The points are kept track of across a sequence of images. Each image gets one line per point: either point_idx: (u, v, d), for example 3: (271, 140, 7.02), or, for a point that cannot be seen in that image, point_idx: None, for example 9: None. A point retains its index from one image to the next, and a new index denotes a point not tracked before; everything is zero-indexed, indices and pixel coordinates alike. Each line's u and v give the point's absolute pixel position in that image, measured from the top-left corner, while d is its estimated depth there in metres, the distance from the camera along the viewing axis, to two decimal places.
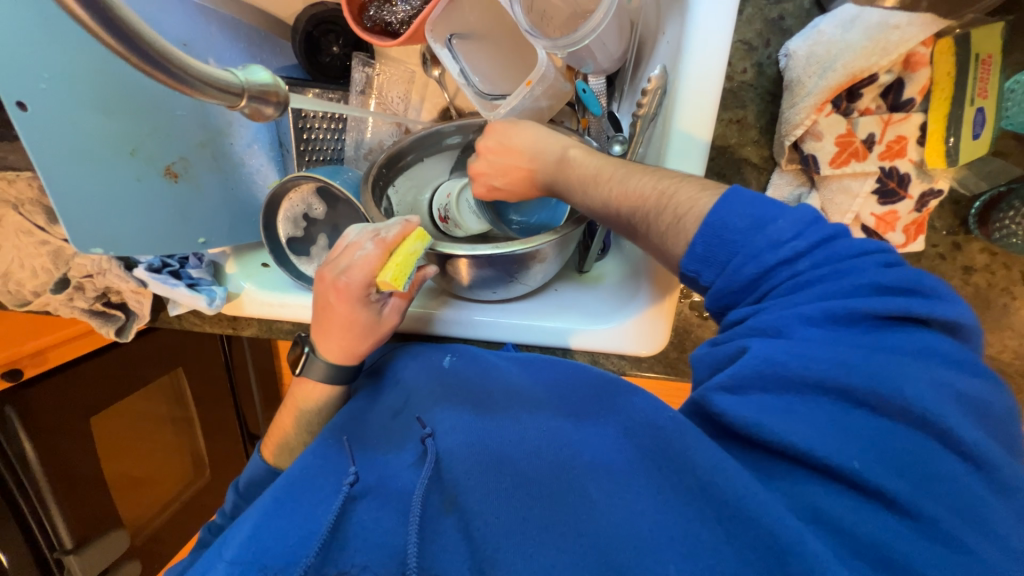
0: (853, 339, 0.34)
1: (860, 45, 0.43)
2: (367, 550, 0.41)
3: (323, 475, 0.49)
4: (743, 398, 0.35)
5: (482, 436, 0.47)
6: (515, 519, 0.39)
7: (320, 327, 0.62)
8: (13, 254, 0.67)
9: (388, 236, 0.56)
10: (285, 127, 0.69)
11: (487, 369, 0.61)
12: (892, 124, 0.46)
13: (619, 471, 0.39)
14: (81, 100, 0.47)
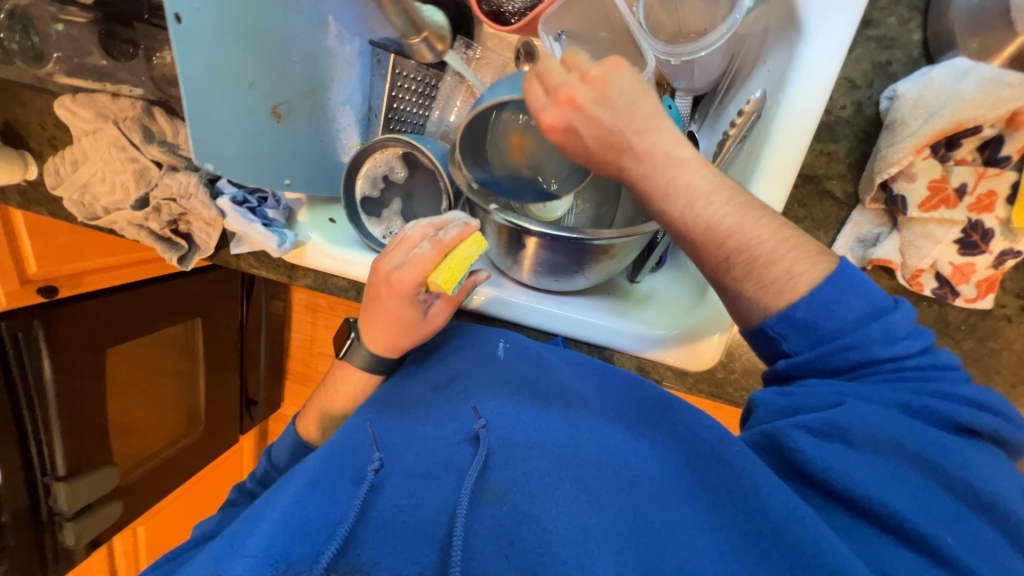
0: (899, 418, 0.40)
1: (971, 96, 0.44)
2: (396, 542, 0.39)
3: (358, 457, 0.48)
4: (825, 446, 0.40)
5: (529, 438, 0.47)
6: (572, 523, 0.39)
7: (368, 319, 0.66)
8: (98, 167, 0.69)
9: (446, 238, 0.57)
10: (377, 93, 0.70)
11: (541, 365, 0.60)
12: (986, 177, 0.48)
13: (681, 501, 0.43)
14: (221, 25, 0.49)
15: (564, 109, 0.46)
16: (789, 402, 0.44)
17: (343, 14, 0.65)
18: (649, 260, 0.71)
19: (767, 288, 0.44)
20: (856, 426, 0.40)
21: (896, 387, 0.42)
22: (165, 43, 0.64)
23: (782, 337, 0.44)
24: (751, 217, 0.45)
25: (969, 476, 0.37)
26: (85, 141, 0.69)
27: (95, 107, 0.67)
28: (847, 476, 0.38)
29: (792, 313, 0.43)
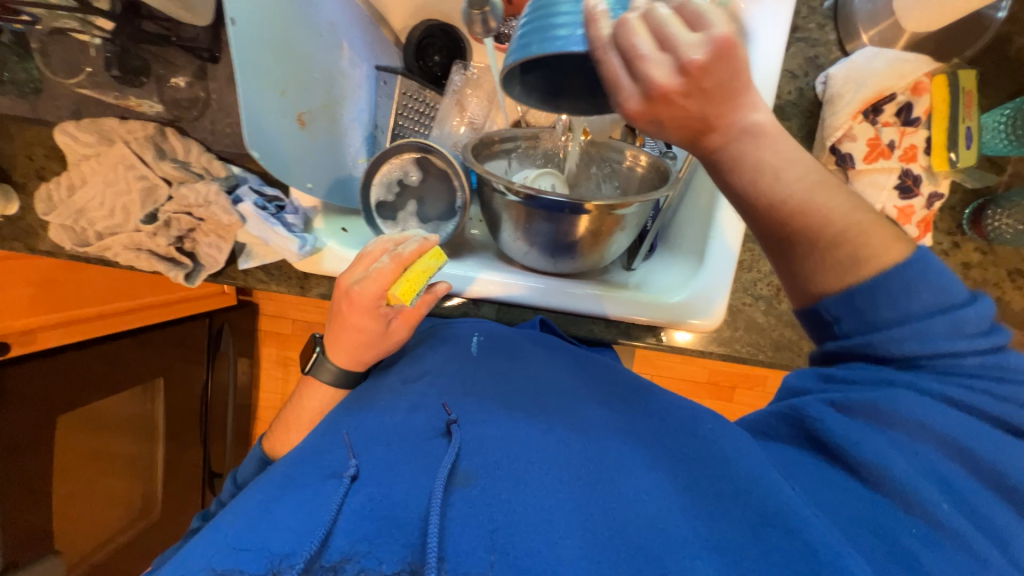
0: (935, 406, 0.43)
1: (882, 71, 0.58)
2: (356, 536, 0.35)
3: (331, 458, 0.44)
4: (842, 419, 0.45)
5: (500, 430, 0.46)
6: (551, 497, 0.40)
7: (332, 335, 0.66)
8: (98, 189, 0.68)
9: (404, 252, 0.62)
10: (383, 112, 0.77)
11: (515, 351, 0.65)
12: (907, 134, 0.60)
13: (655, 478, 0.44)
14: (261, 35, 0.55)
15: (651, 102, 0.40)
16: (819, 385, 0.50)
17: (353, 42, 0.72)
18: (642, 246, 0.78)
19: (832, 269, 0.44)
20: (848, 400, 0.46)
21: (943, 381, 0.43)
22: (181, 68, 0.67)
23: (836, 320, 0.46)
24: (823, 195, 0.43)
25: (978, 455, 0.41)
26: (85, 165, 0.68)
27: (101, 131, 0.67)
28: (851, 440, 0.44)
29: (849, 296, 0.44)
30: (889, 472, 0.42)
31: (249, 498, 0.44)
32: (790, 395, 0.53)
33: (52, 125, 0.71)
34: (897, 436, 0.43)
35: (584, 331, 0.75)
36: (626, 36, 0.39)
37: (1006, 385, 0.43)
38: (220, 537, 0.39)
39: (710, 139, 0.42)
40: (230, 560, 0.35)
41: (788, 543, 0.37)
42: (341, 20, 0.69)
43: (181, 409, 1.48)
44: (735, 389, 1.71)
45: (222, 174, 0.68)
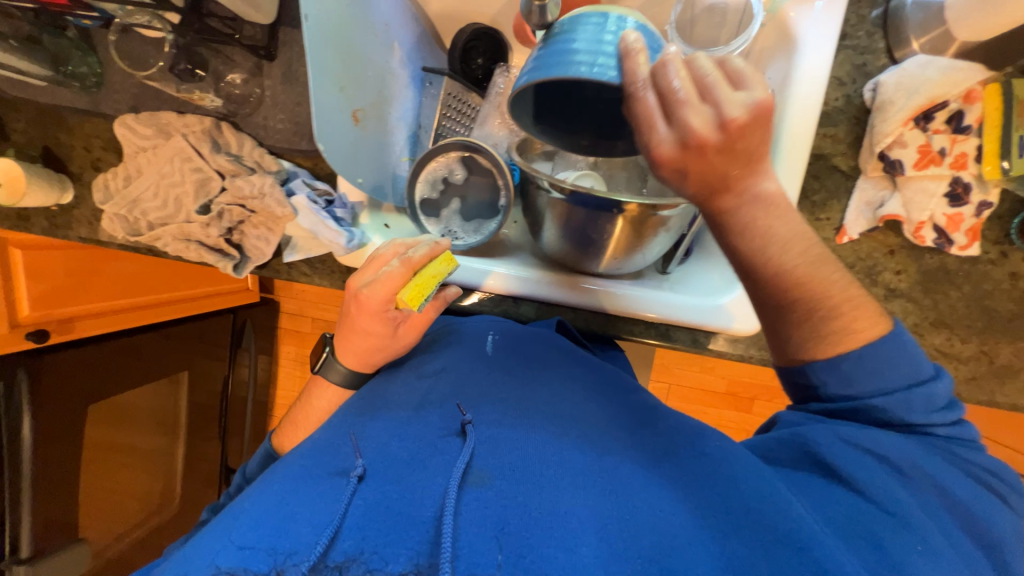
0: (901, 441, 0.49)
1: (935, 79, 0.58)
2: (372, 536, 0.37)
3: (340, 457, 0.46)
4: (842, 447, 0.49)
5: (514, 434, 0.47)
6: (560, 501, 0.41)
7: (342, 336, 0.66)
8: (153, 180, 0.70)
9: (415, 257, 0.60)
10: (427, 112, 0.79)
11: (526, 352, 0.65)
12: (957, 142, 0.60)
13: (665, 490, 0.45)
14: (325, 32, 0.57)
15: (685, 149, 0.44)
16: (805, 419, 0.55)
17: (403, 43, 0.73)
18: (678, 250, 0.77)
19: (829, 337, 0.52)
20: (842, 431, 0.50)
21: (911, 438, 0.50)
22: (239, 65, 0.69)
23: (823, 382, 0.53)
24: (824, 270, 0.51)
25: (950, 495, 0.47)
26: (141, 157, 0.70)
27: (159, 124, 0.69)
28: (836, 459, 0.48)
29: (838, 364, 0.52)
30: (875, 494, 0.46)
31: (262, 490, 0.46)
32: (783, 425, 0.56)
33: (109, 118, 0.73)
34: (880, 465, 0.48)
35: (625, 332, 0.76)
36: (665, 80, 0.43)
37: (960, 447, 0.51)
38: (232, 532, 0.40)
39: (724, 199, 0.47)
40: (243, 556, 0.37)
41: (788, 556, 0.40)
42: (394, 21, 0.71)
43: (203, 406, 1.49)
44: (754, 400, 1.68)
45: (273, 167, 0.69)
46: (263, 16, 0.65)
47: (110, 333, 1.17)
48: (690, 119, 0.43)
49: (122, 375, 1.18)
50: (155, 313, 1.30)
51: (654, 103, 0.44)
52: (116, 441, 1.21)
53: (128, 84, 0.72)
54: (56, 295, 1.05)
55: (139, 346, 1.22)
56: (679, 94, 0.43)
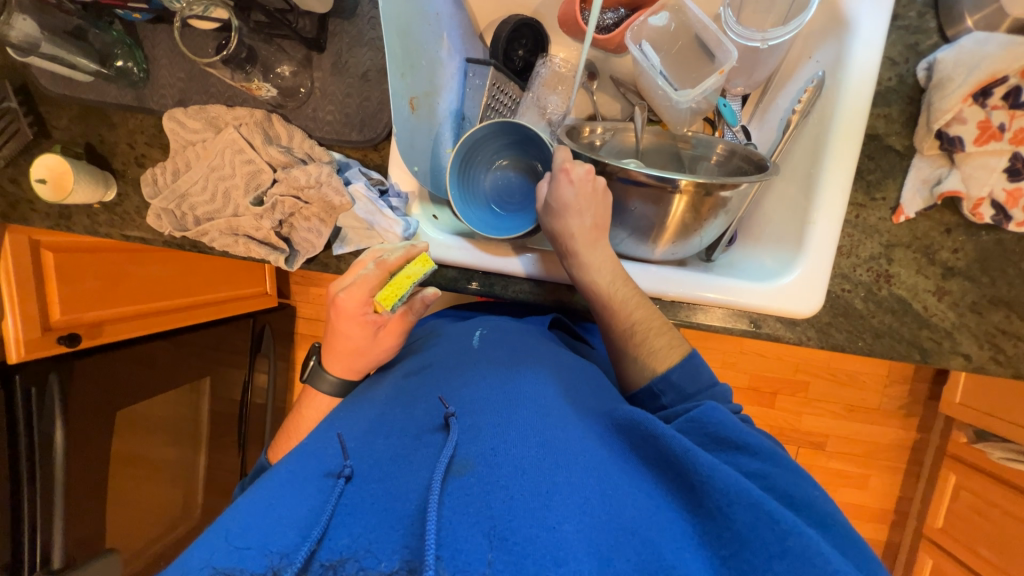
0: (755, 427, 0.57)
1: (997, 53, 0.58)
2: (361, 533, 0.37)
3: (326, 459, 0.47)
4: (729, 419, 0.53)
5: (494, 419, 0.47)
6: (541, 484, 0.40)
7: (328, 344, 0.66)
8: (202, 174, 0.69)
9: (389, 259, 0.61)
10: (471, 103, 0.79)
11: (510, 342, 0.66)
12: (1017, 117, 0.60)
13: (634, 473, 0.46)
14: (387, 17, 0.58)
15: (567, 211, 0.65)
16: (684, 409, 0.56)
17: (451, 34, 0.74)
18: (722, 238, 0.77)
19: (654, 354, 0.62)
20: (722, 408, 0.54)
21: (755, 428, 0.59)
22: (289, 58, 0.69)
23: (662, 393, 0.60)
24: None
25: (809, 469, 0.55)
26: (190, 150, 0.69)
27: (208, 118, 0.69)
28: (733, 433, 0.52)
29: (669, 375, 0.60)
30: (772, 454, 0.51)
31: (246, 499, 0.44)
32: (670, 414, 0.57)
33: (154, 112, 0.72)
34: (757, 438, 0.53)
35: (680, 317, 0.73)
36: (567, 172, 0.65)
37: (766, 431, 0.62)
38: (223, 531, 0.40)
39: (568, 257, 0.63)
40: (240, 554, 0.37)
41: (749, 515, 0.41)
42: (443, 12, 0.72)
43: (226, 413, 1.46)
44: (777, 395, 1.64)
45: (325, 158, 0.69)
46: (320, 6, 0.64)
47: (140, 335, 1.17)
48: (576, 185, 0.65)
49: (149, 380, 1.16)
50: (184, 316, 1.30)
51: (557, 184, 0.65)
52: (141, 448, 1.19)
53: (175, 78, 0.71)
54: (88, 297, 1.06)
55: (164, 351, 1.20)
56: (566, 167, 0.65)
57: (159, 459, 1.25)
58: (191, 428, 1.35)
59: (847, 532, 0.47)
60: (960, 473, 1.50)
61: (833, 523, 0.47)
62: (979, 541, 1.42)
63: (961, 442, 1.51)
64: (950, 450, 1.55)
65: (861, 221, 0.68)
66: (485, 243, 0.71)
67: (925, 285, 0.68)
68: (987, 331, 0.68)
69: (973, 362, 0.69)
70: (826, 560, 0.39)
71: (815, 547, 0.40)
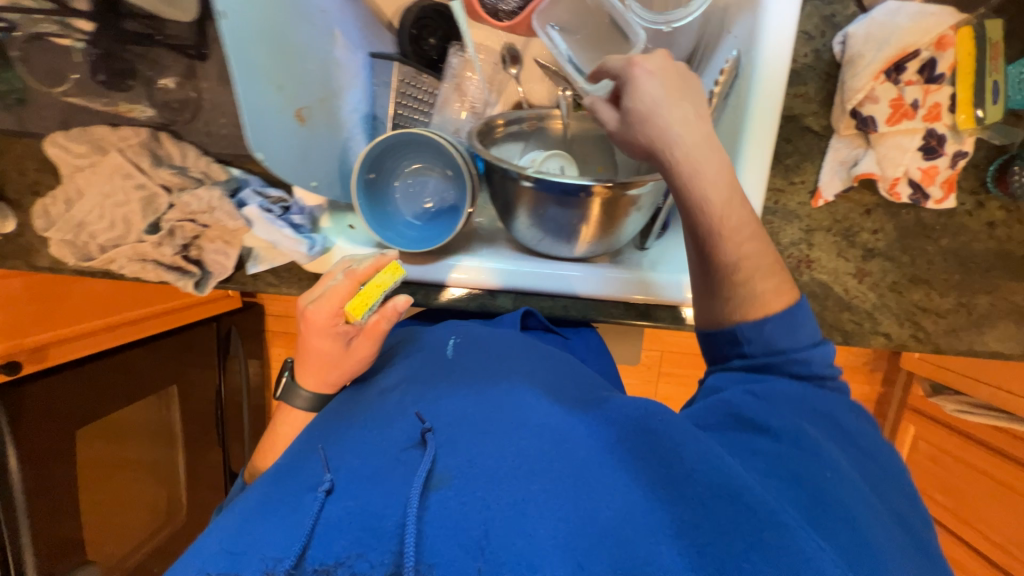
0: (801, 394, 0.49)
1: (906, 26, 0.55)
2: (346, 543, 0.36)
3: (311, 471, 0.44)
4: (754, 400, 0.48)
5: (479, 425, 0.44)
6: (515, 499, 0.37)
7: (301, 358, 0.65)
8: (95, 201, 0.66)
9: (358, 268, 0.61)
10: (381, 103, 0.75)
11: (487, 349, 0.62)
12: (931, 93, 0.58)
13: (619, 465, 0.42)
14: (254, 27, 0.51)
15: (656, 108, 0.51)
16: (732, 380, 0.52)
17: (346, 28, 0.69)
18: (656, 222, 0.75)
19: (755, 300, 0.53)
20: (754, 389, 0.49)
21: (827, 395, 0.51)
22: (168, 67, 0.64)
23: (747, 341, 0.53)
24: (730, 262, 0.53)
25: (872, 457, 0.47)
26: (80, 176, 0.66)
27: (92, 140, 0.65)
28: (753, 415, 0.46)
29: (762, 325, 0.52)
30: (797, 438, 0.44)
31: (230, 517, 0.44)
32: (707, 390, 0.54)
33: (40, 136, 0.68)
34: (783, 413, 0.47)
35: (606, 316, 0.72)
36: (642, 64, 0.52)
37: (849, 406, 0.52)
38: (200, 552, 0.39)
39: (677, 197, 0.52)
40: (226, 564, 0.36)
41: (728, 510, 0.37)
42: (332, 6, 0.66)
43: (202, 415, 1.47)
44: None
45: (222, 177, 0.66)
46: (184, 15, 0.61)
47: (93, 352, 1.15)
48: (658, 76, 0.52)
49: (112, 396, 1.17)
50: (140, 330, 1.27)
51: (638, 78, 0.52)
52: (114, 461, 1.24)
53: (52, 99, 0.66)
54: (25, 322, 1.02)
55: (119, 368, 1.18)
56: (636, 60, 0.53)
57: (135, 456, 1.33)
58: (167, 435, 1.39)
59: (876, 515, 0.40)
60: (918, 424, 1.55)
61: (869, 505, 0.40)
62: (936, 488, 1.48)
63: (920, 395, 1.54)
64: (911, 403, 1.59)
65: (780, 207, 0.67)
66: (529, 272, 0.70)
67: (845, 268, 0.68)
68: (906, 310, 0.68)
69: (893, 341, 0.69)
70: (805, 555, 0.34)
71: (814, 551, 0.34)
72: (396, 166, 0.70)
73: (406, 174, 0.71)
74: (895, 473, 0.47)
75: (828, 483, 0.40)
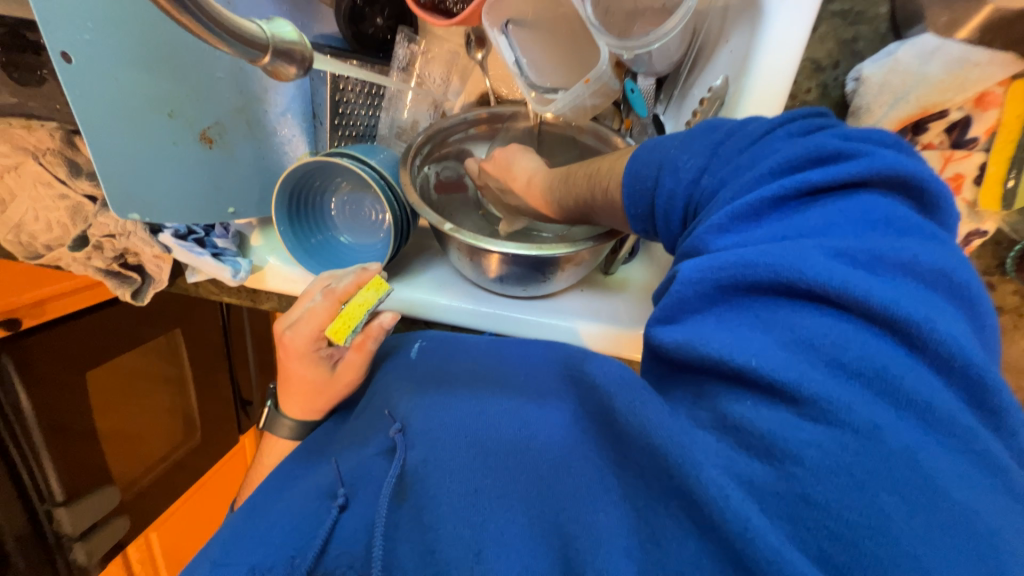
0: (729, 249, 0.32)
1: (937, 80, 0.46)
2: (349, 545, 0.39)
3: (328, 479, 0.47)
4: (677, 325, 0.33)
5: (448, 420, 0.42)
6: (464, 489, 0.35)
7: (282, 387, 0.60)
8: (26, 204, 0.64)
9: (338, 287, 0.54)
10: (320, 96, 0.64)
11: (453, 351, 0.56)
12: (953, 160, 0.50)
13: (587, 455, 0.35)
14: (122, 55, 0.44)
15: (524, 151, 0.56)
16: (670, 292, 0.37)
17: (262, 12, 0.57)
18: (620, 252, 0.66)
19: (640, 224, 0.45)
20: (663, 311, 0.34)
21: (768, 200, 0.32)
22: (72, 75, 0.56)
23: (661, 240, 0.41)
24: None
25: (865, 275, 0.27)
26: (7, 177, 0.62)
27: (12, 140, 0.58)
28: (694, 340, 0.31)
29: None
30: (714, 348, 0.30)
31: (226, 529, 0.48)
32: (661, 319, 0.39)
33: None
34: (752, 307, 0.30)
35: None
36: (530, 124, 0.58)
37: (817, 175, 0.31)
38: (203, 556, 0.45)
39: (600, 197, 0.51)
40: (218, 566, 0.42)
41: (650, 459, 0.30)
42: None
43: (208, 346, 1.35)
44: None
45: None
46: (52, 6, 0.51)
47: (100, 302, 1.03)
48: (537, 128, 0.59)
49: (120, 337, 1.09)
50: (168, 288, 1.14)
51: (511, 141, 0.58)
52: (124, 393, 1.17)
53: None
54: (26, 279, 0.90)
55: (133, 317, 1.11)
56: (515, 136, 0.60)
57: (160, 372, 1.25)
58: (174, 358, 1.27)
59: (946, 436, 0.24)
60: None
61: (923, 421, 0.25)
62: None
63: None
64: None
65: None
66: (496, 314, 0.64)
67: None
68: None
69: None
70: (755, 547, 0.24)
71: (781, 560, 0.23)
72: (321, 192, 0.64)
73: (340, 198, 0.66)
74: (907, 284, 0.27)
75: (774, 423, 0.27)
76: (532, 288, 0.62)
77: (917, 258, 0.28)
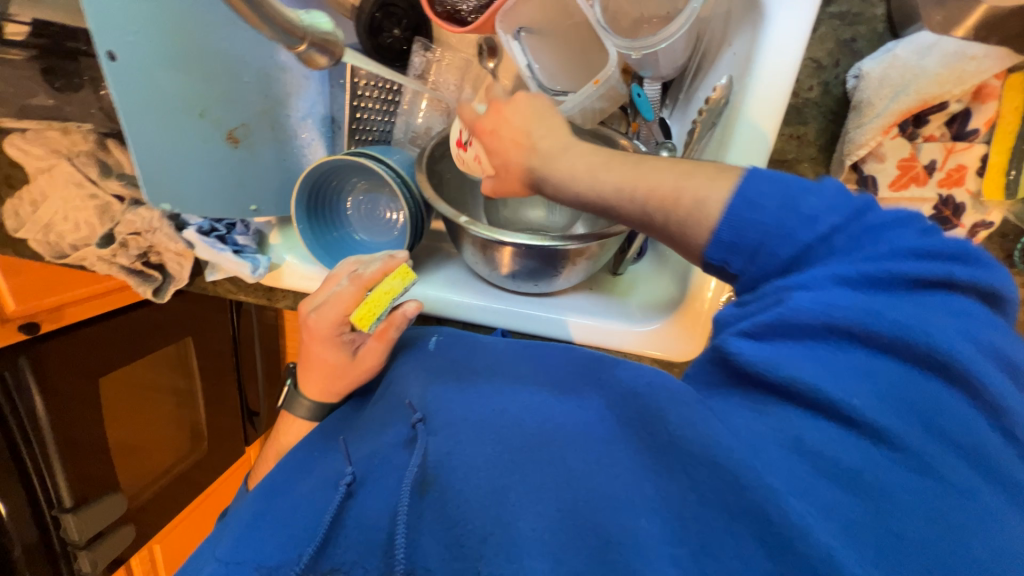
0: (842, 295, 0.32)
1: (935, 72, 0.48)
2: (355, 546, 0.38)
3: (335, 464, 0.49)
4: (766, 347, 0.32)
5: (470, 414, 0.41)
6: (495, 477, 0.35)
7: (304, 367, 0.62)
8: (56, 205, 0.67)
9: (365, 274, 0.55)
10: (339, 103, 0.68)
11: (471, 348, 0.55)
12: (955, 152, 0.52)
13: (614, 438, 0.35)
14: (161, 56, 0.47)
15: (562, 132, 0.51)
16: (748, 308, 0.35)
17: None
18: (629, 252, 0.67)
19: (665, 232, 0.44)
20: (749, 330, 0.34)
21: (887, 264, 0.32)
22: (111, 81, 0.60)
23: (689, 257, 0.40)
24: None
25: (971, 359, 0.29)
26: (42, 179, 0.66)
27: (47, 143, 0.63)
28: (783, 369, 0.31)
29: None
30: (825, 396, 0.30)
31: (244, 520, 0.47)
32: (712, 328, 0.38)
33: None
34: (852, 355, 0.31)
35: None
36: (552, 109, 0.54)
37: (937, 268, 0.32)
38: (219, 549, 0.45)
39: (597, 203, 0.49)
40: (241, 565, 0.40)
41: (716, 479, 0.29)
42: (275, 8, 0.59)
43: (217, 354, 1.36)
44: None
45: None
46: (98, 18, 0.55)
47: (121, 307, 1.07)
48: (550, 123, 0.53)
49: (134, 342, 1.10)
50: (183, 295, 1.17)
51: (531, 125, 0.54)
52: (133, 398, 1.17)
53: None
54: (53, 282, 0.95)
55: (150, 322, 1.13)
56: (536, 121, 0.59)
57: (168, 380, 1.26)
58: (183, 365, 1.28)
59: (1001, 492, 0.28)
60: None
61: (979, 474, 0.28)
62: None
63: None
64: None
65: None
66: (512, 313, 0.65)
67: None
68: None
69: None
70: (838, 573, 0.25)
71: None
72: (339, 191, 0.66)
73: (357, 197, 0.68)
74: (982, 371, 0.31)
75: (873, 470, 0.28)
76: (545, 284, 0.63)
77: (999, 349, 0.31)
